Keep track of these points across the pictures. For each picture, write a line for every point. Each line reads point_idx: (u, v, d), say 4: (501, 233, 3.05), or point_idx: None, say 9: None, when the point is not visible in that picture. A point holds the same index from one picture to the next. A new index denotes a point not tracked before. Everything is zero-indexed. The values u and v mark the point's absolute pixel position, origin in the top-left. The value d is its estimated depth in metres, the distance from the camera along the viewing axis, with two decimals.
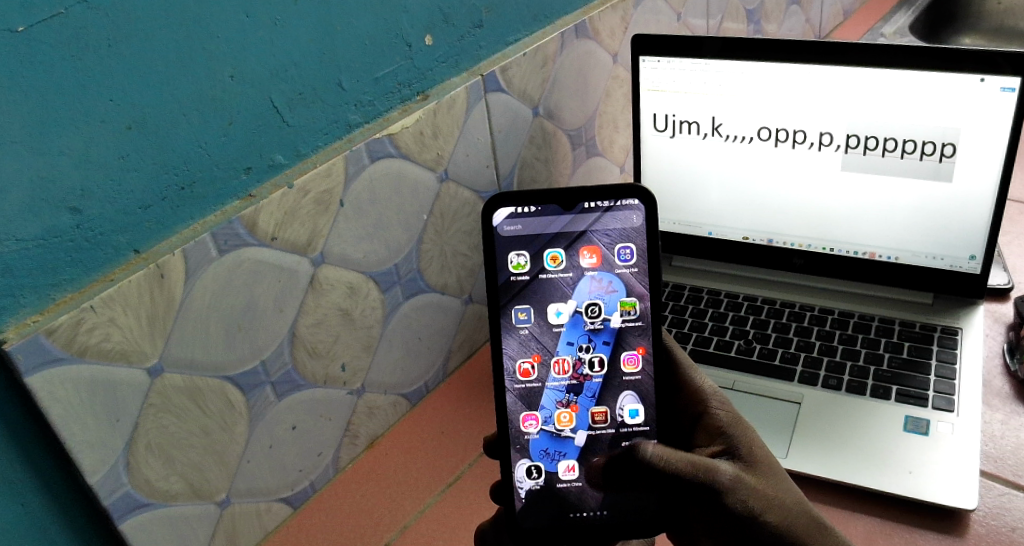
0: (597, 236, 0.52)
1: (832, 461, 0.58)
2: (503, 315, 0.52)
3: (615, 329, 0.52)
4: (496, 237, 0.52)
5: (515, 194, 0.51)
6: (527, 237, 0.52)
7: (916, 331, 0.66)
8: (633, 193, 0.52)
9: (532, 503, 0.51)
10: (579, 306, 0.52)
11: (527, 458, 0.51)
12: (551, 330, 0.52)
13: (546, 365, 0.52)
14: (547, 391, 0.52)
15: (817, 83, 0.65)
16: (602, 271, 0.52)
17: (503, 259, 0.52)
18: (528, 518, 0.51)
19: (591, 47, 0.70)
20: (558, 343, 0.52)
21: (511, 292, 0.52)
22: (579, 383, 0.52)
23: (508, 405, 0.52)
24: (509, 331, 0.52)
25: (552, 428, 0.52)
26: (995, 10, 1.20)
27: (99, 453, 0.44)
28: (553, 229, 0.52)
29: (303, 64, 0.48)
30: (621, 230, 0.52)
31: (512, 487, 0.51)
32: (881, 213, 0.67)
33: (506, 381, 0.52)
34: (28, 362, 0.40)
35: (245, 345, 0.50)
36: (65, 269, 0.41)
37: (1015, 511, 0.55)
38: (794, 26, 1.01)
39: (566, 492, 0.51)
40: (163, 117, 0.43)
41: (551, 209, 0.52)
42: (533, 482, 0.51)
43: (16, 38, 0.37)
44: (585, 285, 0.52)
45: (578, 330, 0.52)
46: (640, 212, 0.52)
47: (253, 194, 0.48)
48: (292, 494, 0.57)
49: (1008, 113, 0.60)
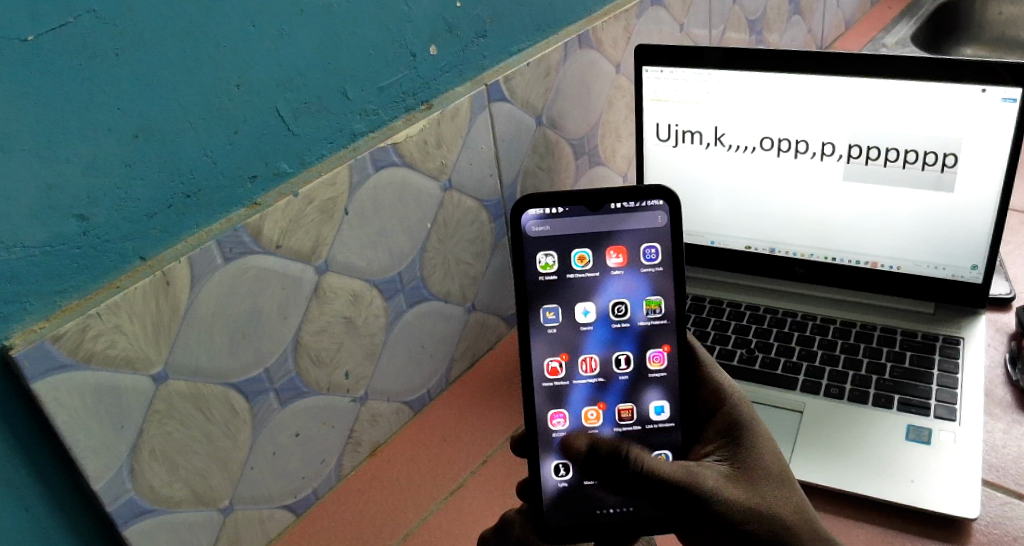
0: (623, 235, 0.52)
1: (832, 469, 0.57)
2: (531, 313, 0.52)
3: (641, 327, 0.52)
4: (525, 239, 0.52)
5: (542, 195, 0.51)
6: (556, 237, 0.52)
7: (918, 340, 0.66)
8: (656, 194, 0.52)
9: (558, 500, 0.51)
10: (606, 305, 0.52)
11: (555, 456, 0.51)
12: (578, 329, 0.52)
13: (574, 362, 0.52)
14: (575, 389, 0.52)
15: (818, 93, 0.65)
16: (628, 270, 0.52)
17: (532, 255, 0.52)
18: (554, 517, 0.50)
19: (593, 57, 0.70)
20: (585, 341, 0.52)
21: (539, 291, 0.52)
22: (607, 381, 0.52)
23: (535, 403, 0.51)
24: (537, 330, 0.52)
25: (579, 425, 0.51)
26: (996, 20, 1.21)
27: (105, 460, 0.45)
28: (581, 229, 0.52)
29: (309, 73, 0.49)
30: (646, 232, 0.52)
31: (539, 484, 0.51)
32: (884, 222, 0.67)
33: (533, 380, 0.52)
34: (33, 369, 0.40)
35: (250, 352, 0.50)
36: (71, 276, 0.42)
37: (1017, 520, 0.55)
38: (796, 35, 1.02)
39: (592, 487, 0.50)
40: (169, 124, 0.43)
41: (578, 210, 0.52)
42: (559, 479, 0.51)
43: (26, 47, 0.37)
44: (613, 284, 0.52)
45: (605, 329, 0.52)
46: (665, 212, 0.52)
47: (258, 203, 0.48)
48: (295, 500, 0.57)
49: (1008, 122, 0.60)
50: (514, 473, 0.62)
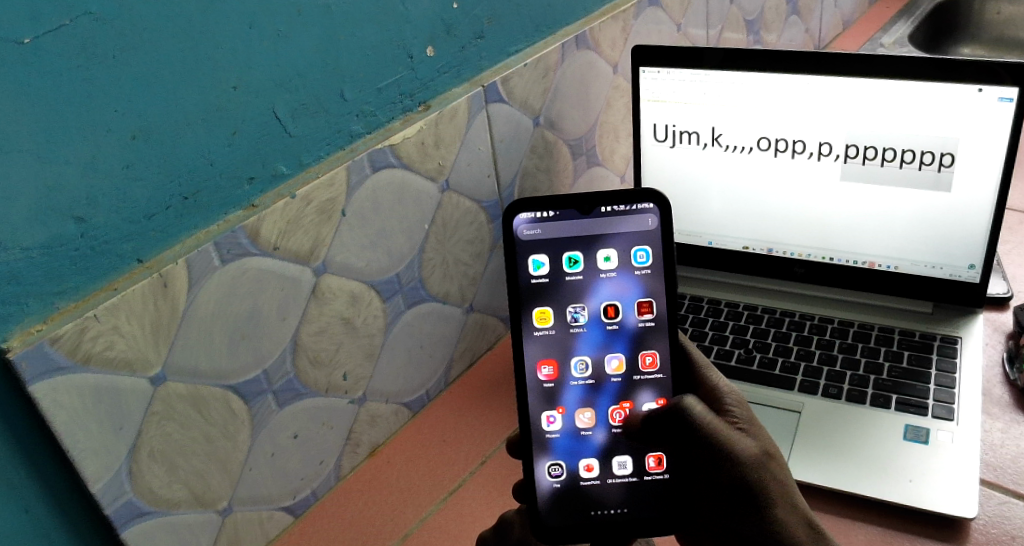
0: (614, 238, 0.52)
1: (831, 469, 0.58)
2: (524, 316, 0.52)
3: (632, 329, 0.52)
4: (518, 242, 0.52)
5: (535, 199, 0.52)
6: (548, 240, 0.52)
7: (916, 340, 0.66)
8: (647, 196, 0.52)
9: (555, 501, 0.51)
10: (597, 307, 0.52)
11: (550, 457, 0.51)
12: (570, 331, 0.52)
13: (567, 364, 0.52)
14: (569, 391, 0.52)
15: (816, 93, 0.65)
16: (619, 273, 0.52)
17: (524, 259, 0.52)
18: (550, 517, 0.51)
19: (591, 58, 0.70)
20: (577, 343, 0.52)
21: (532, 294, 0.52)
22: (599, 382, 0.52)
23: (529, 405, 0.52)
24: (530, 334, 0.52)
25: (573, 427, 0.52)
26: (994, 19, 1.21)
27: (104, 461, 0.45)
28: (572, 232, 0.52)
29: (306, 74, 0.49)
30: (637, 234, 0.52)
31: (536, 485, 0.51)
32: (882, 222, 0.67)
33: (527, 382, 0.52)
34: (32, 371, 0.40)
35: (249, 353, 0.50)
36: (70, 278, 0.42)
37: (1015, 519, 0.55)
38: (794, 35, 1.02)
39: (588, 487, 0.51)
40: (168, 125, 0.43)
41: (570, 212, 0.52)
42: (555, 480, 0.51)
43: (23, 49, 0.37)
44: (603, 287, 0.52)
45: (598, 332, 0.52)
46: (655, 215, 0.52)
47: (256, 204, 0.48)
48: (294, 501, 0.57)
49: (1006, 122, 0.60)
50: (513, 473, 0.62)
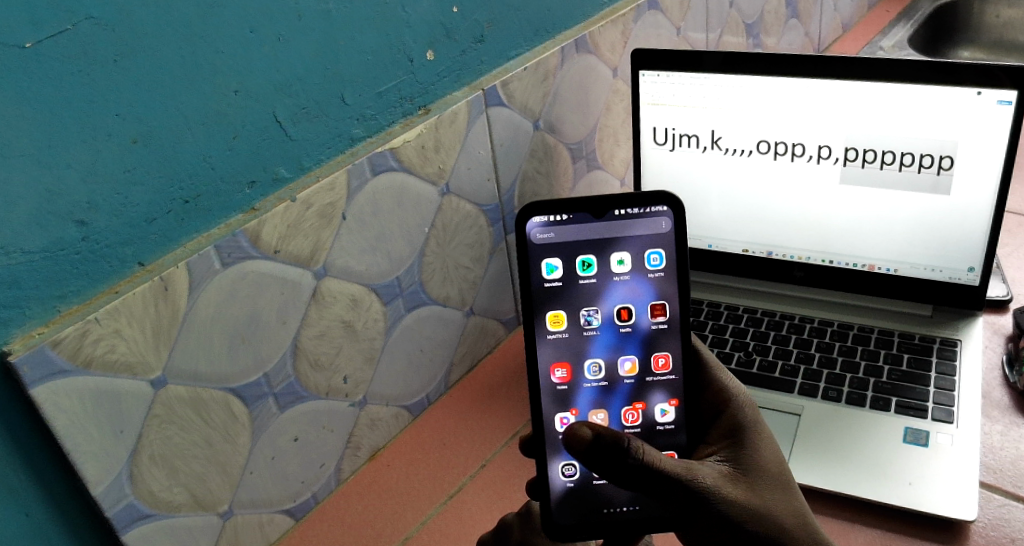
0: (627, 242, 0.52)
1: (832, 472, 0.57)
2: (538, 320, 0.52)
3: (646, 331, 0.52)
4: (531, 246, 0.52)
5: (546, 203, 0.51)
6: (561, 244, 0.52)
7: (915, 343, 0.66)
8: (660, 199, 0.51)
9: (566, 500, 0.51)
10: (611, 310, 0.52)
11: (564, 457, 0.51)
12: (583, 335, 0.52)
13: (580, 367, 0.52)
14: (581, 393, 0.52)
15: (816, 96, 0.65)
16: (632, 276, 0.52)
17: (538, 264, 0.52)
18: (562, 516, 0.51)
19: (591, 61, 0.70)
20: (591, 346, 0.52)
21: (545, 298, 0.52)
22: (613, 383, 0.52)
23: (542, 407, 0.52)
24: (543, 336, 0.52)
25: None
26: (994, 23, 1.21)
27: (103, 464, 0.45)
28: (586, 237, 0.52)
29: (306, 79, 0.49)
30: (650, 237, 0.52)
31: (547, 485, 0.51)
32: (882, 225, 0.67)
33: (540, 385, 0.52)
34: (33, 374, 0.40)
35: (249, 356, 0.50)
36: (71, 282, 0.42)
37: (1015, 522, 0.55)
38: (794, 39, 1.02)
39: (599, 486, 0.51)
40: (169, 130, 0.43)
41: (583, 217, 0.52)
42: (569, 479, 0.51)
43: (26, 53, 0.37)
44: (616, 290, 0.52)
45: (611, 334, 0.52)
46: (668, 218, 0.52)
47: (257, 207, 0.49)
48: (294, 505, 0.57)
49: (1004, 126, 0.60)
50: (514, 477, 0.62)
